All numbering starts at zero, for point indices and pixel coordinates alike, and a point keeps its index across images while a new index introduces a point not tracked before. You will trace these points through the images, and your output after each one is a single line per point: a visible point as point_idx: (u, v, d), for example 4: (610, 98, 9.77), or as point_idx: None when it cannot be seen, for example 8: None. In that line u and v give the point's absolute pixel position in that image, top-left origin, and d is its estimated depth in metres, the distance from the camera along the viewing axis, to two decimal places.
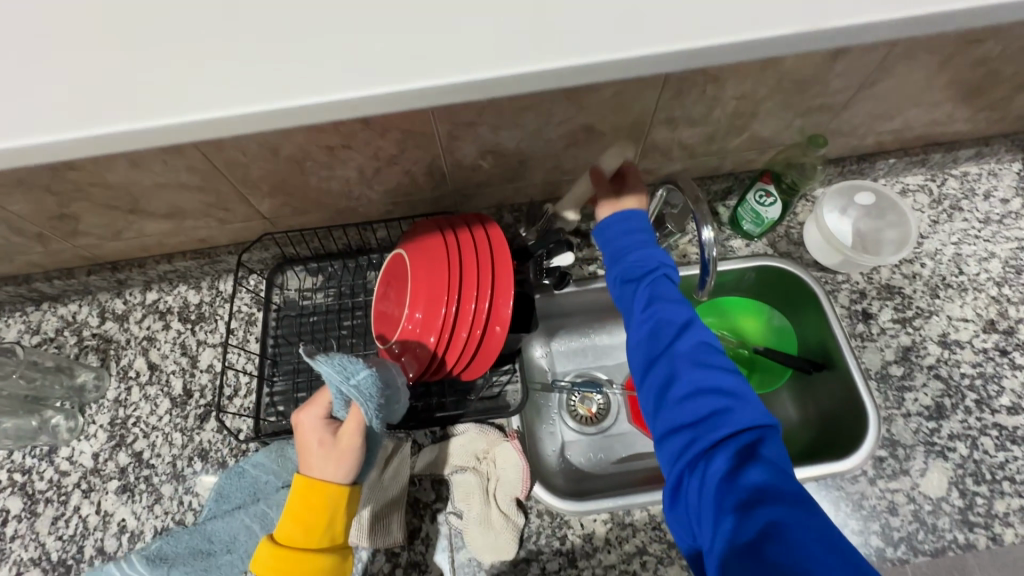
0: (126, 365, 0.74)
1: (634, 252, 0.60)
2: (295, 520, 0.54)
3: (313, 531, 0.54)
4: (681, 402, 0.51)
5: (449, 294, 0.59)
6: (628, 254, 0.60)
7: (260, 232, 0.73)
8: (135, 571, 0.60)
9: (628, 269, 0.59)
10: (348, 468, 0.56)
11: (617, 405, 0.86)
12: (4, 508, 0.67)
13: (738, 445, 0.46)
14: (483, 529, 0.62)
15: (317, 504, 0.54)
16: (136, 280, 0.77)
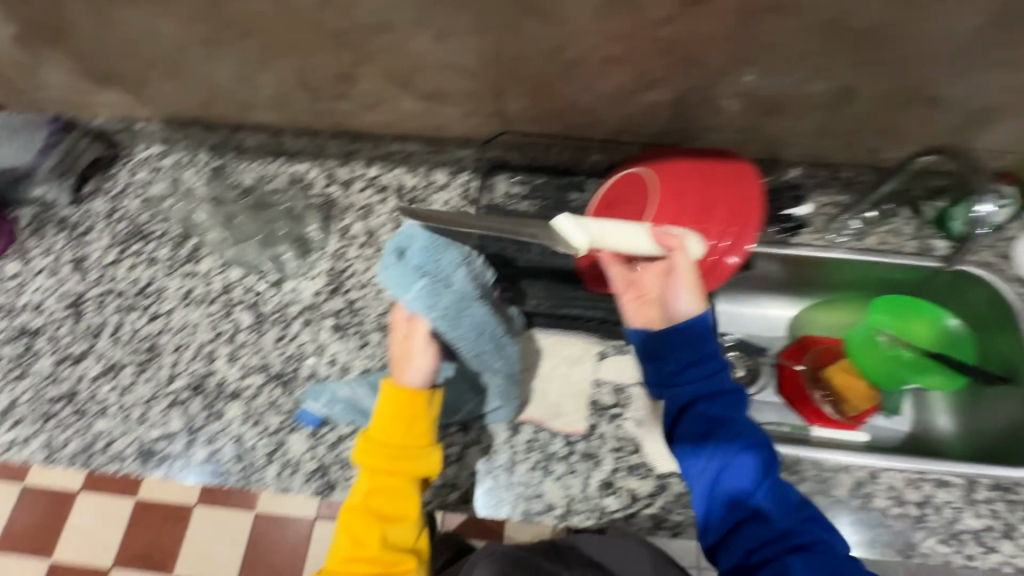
0: (345, 226, 0.82)
1: (700, 367, 0.55)
2: (380, 428, 0.59)
3: (398, 433, 0.59)
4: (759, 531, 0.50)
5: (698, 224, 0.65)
6: (687, 362, 0.56)
7: (492, 132, 0.79)
8: (361, 389, 0.69)
9: (717, 399, 0.55)
10: (421, 374, 0.60)
11: (767, 373, 0.88)
12: (236, 319, 0.76)
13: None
14: (662, 439, 0.67)
15: (402, 412, 0.59)
16: (364, 153, 0.85)
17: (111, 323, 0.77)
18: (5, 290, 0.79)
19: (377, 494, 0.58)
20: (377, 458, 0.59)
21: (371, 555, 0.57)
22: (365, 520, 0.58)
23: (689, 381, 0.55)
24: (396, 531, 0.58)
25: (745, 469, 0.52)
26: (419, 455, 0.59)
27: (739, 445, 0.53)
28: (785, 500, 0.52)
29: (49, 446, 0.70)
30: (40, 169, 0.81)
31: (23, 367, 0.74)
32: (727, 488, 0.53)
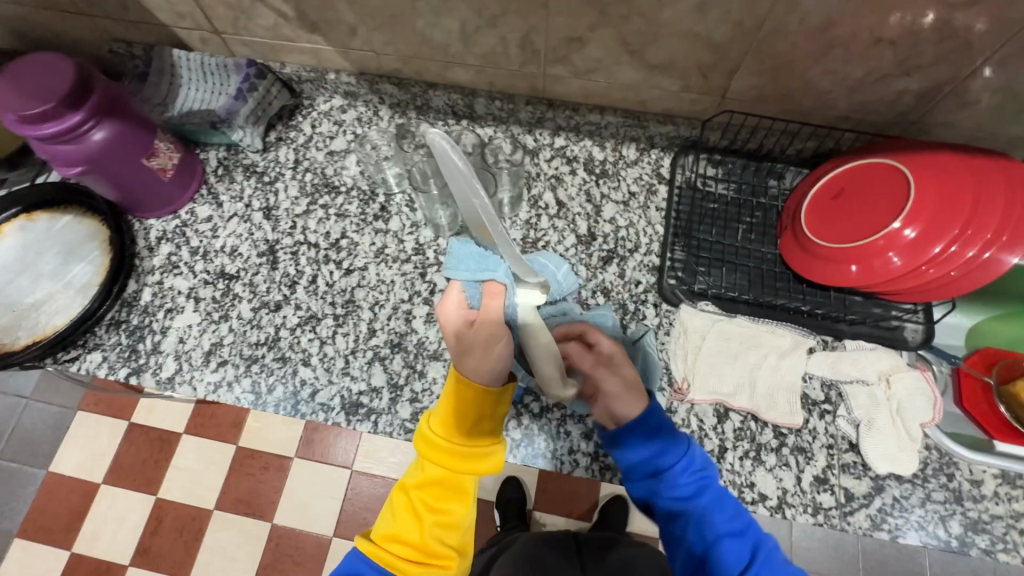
0: (535, 196, 0.81)
1: (665, 459, 0.56)
2: (441, 418, 0.54)
3: (462, 427, 0.53)
4: None
5: (958, 233, 0.59)
6: (657, 447, 0.56)
7: (702, 110, 0.75)
8: None
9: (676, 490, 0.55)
10: (495, 366, 0.52)
11: (944, 381, 0.81)
12: (431, 281, 0.76)
13: None
14: (880, 440, 0.65)
15: (464, 405, 0.52)
16: (555, 122, 0.83)
17: (307, 274, 0.77)
18: (199, 233, 0.80)
19: (427, 483, 0.55)
20: (434, 448, 0.54)
21: (416, 540, 0.53)
22: (414, 505, 0.55)
23: (667, 473, 0.56)
24: (441, 525, 0.53)
25: (737, 551, 0.52)
26: (477, 454, 0.53)
27: (715, 531, 0.53)
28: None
29: (255, 390, 0.71)
30: (236, 114, 0.80)
31: (225, 310, 0.75)
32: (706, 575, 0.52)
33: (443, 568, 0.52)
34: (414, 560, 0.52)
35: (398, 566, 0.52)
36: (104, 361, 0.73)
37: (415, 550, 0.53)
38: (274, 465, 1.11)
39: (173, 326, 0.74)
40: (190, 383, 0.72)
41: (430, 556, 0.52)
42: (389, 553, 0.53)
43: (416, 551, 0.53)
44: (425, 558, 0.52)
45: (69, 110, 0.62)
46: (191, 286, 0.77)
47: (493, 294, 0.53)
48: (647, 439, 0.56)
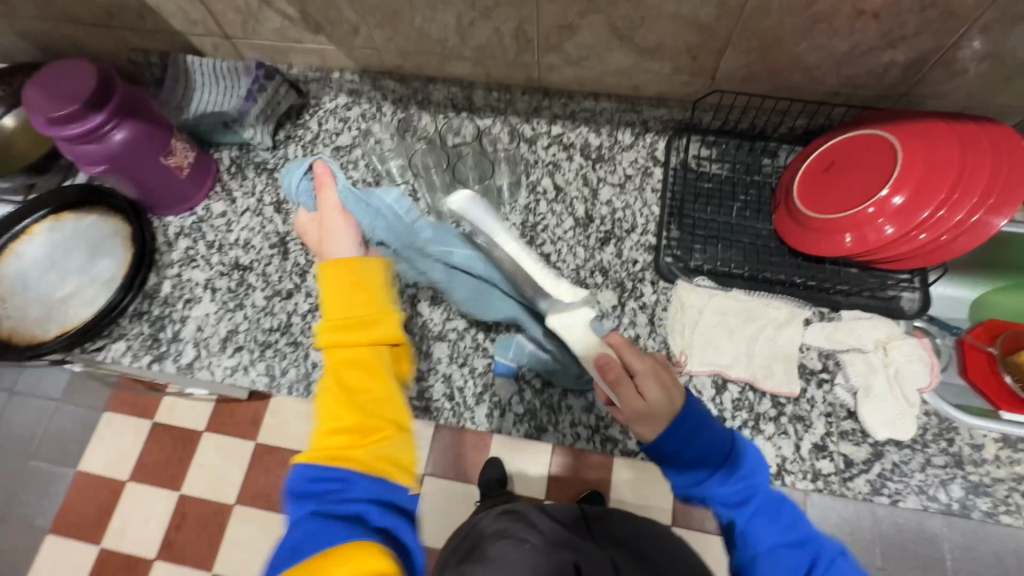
0: (534, 181, 0.84)
1: (708, 466, 0.52)
2: (333, 299, 0.48)
3: (359, 299, 0.48)
4: None
5: (946, 196, 0.61)
6: (696, 455, 0.52)
7: (693, 92, 0.77)
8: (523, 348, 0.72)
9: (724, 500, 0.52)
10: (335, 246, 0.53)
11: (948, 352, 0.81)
12: None
13: None
14: (879, 407, 0.66)
15: (349, 280, 0.48)
16: (552, 110, 0.85)
17: (316, 263, 0.80)
18: (215, 227, 0.84)
19: (348, 371, 0.47)
20: (337, 324, 0.47)
21: (352, 425, 0.46)
22: (337, 394, 0.47)
23: (711, 483, 0.52)
24: (373, 401, 0.47)
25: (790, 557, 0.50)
26: (386, 319, 0.48)
27: (767, 540, 0.51)
28: None
29: (270, 373, 0.74)
30: (247, 114, 0.84)
31: (240, 299, 0.79)
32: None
33: (388, 441, 0.47)
34: (357, 444, 0.46)
35: (344, 458, 0.45)
36: (128, 349, 0.77)
37: (355, 437, 0.46)
38: (292, 460, 1.13)
39: (192, 315, 0.78)
40: (208, 367, 0.75)
41: (376, 435, 0.46)
42: (331, 450, 0.46)
43: (358, 436, 0.46)
44: (367, 439, 0.46)
45: (93, 110, 0.66)
46: (208, 278, 0.81)
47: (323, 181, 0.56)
48: (683, 451, 0.52)
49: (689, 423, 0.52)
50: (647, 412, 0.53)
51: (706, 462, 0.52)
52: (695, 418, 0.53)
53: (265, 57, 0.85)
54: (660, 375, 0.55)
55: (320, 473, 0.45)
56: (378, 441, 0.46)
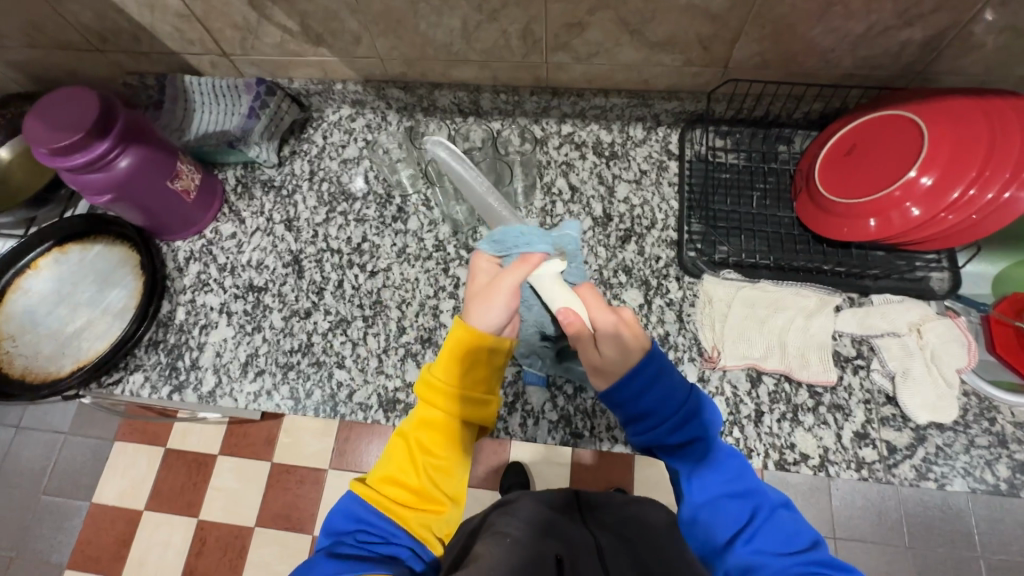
0: (548, 182, 0.83)
1: (656, 417, 0.50)
2: (444, 360, 0.52)
3: (469, 374, 0.52)
4: None
5: (976, 175, 0.60)
6: (646, 405, 0.50)
7: (705, 83, 0.76)
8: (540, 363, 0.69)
9: (667, 448, 0.51)
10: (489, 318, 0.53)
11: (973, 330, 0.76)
12: (455, 276, 0.78)
13: None
14: (920, 390, 0.65)
15: (474, 351, 0.52)
16: (561, 109, 0.84)
17: (333, 280, 0.79)
18: (225, 250, 0.82)
19: (427, 428, 0.51)
20: (435, 394, 0.52)
21: (414, 484, 0.50)
22: (411, 451, 0.51)
23: (657, 434, 0.50)
24: (439, 471, 0.50)
25: (733, 506, 0.48)
26: (477, 399, 0.52)
27: (710, 490, 0.49)
28: (788, 539, 0.46)
29: (294, 396, 0.73)
30: (251, 132, 0.82)
31: (257, 322, 0.77)
32: (701, 532, 0.48)
33: (437, 513, 0.49)
34: (410, 504, 0.49)
35: (394, 510, 0.48)
36: (146, 380, 0.76)
37: (413, 495, 0.49)
38: (312, 478, 0.99)
39: (209, 341, 0.77)
40: (231, 395, 0.74)
41: (426, 502, 0.49)
42: (385, 496, 0.49)
43: (415, 496, 0.49)
44: (422, 503, 0.49)
45: (97, 139, 0.64)
46: (222, 301, 0.79)
47: (528, 262, 0.55)
48: (632, 400, 0.50)
49: (637, 373, 0.50)
50: (601, 366, 0.52)
51: (651, 412, 0.50)
52: (651, 367, 0.50)
53: (264, 73, 0.83)
54: (623, 328, 0.53)
55: (371, 516, 0.48)
56: (427, 508, 0.49)
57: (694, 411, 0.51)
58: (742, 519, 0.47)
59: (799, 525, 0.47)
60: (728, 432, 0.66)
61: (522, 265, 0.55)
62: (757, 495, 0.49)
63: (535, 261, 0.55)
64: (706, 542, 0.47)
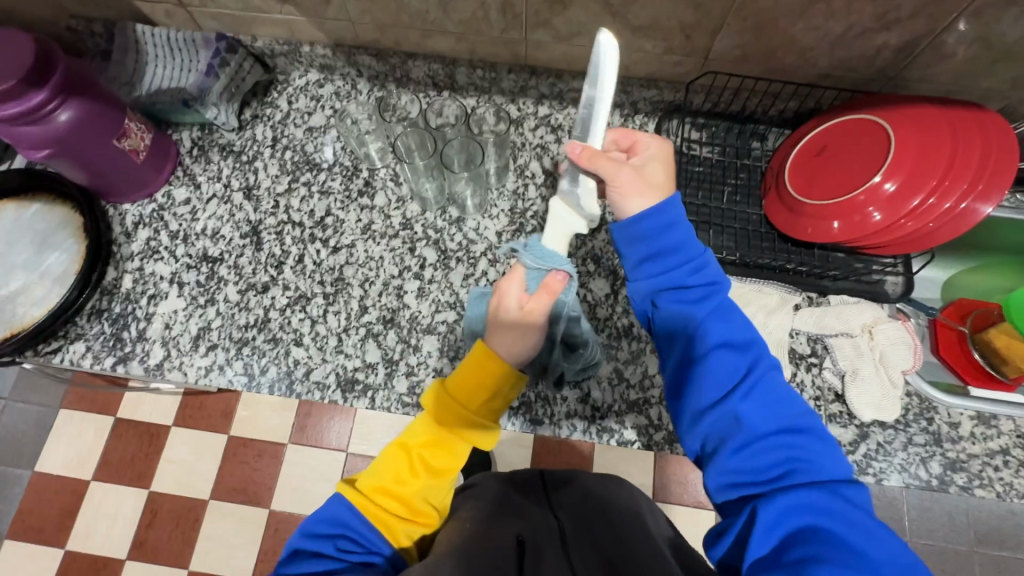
0: (522, 165, 0.81)
1: (674, 257, 0.51)
2: (461, 380, 0.50)
3: (476, 400, 0.49)
4: (746, 447, 0.44)
5: (936, 184, 0.61)
6: (666, 244, 0.51)
7: (685, 72, 0.75)
8: None
9: (685, 296, 0.50)
10: (516, 351, 0.50)
11: (920, 332, 0.79)
12: (420, 256, 0.75)
13: (828, 513, 0.40)
14: (867, 389, 0.68)
15: (485, 379, 0.49)
16: (538, 90, 0.81)
17: (293, 254, 0.76)
18: (178, 216, 0.78)
19: (431, 446, 0.50)
20: (448, 411, 0.50)
21: (406, 497, 0.49)
22: (411, 465, 0.50)
23: (676, 273, 0.50)
24: (434, 487, 0.50)
25: (730, 364, 0.47)
26: (484, 429, 0.50)
27: (715, 338, 0.48)
28: (781, 399, 0.45)
29: (248, 372, 0.70)
30: (208, 91, 0.77)
31: (210, 294, 0.74)
32: (697, 384, 0.47)
33: (424, 526, 0.49)
34: (400, 516, 0.48)
35: (384, 520, 0.48)
36: (89, 350, 0.71)
37: (404, 508, 0.49)
38: (268, 453, 0.96)
39: (158, 312, 0.73)
40: (180, 369, 0.71)
41: (419, 516, 0.49)
42: (377, 506, 0.48)
43: (406, 509, 0.49)
44: (412, 515, 0.49)
45: (33, 88, 0.58)
46: (173, 271, 0.75)
47: (551, 288, 0.52)
48: (652, 234, 0.51)
49: (664, 214, 0.50)
50: (645, 178, 0.52)
51: (674, 252, 0.51)
52: (674, 212, 0.51)
53: (226, 28, 0.77)
54: (662, 156, 0.55)
55: (356, 521, 0.48)
56: (417, 520, 0.49)
57: (713, 267, 0.51)
58: (736, 376, 0.46)
59: (792, 390, 0.47)
60: None
61: (545, 293, 0.52)
62: (758, 353, 0.48)
63: (557, 292, 0.52)
64: (702, 389, 0.46)
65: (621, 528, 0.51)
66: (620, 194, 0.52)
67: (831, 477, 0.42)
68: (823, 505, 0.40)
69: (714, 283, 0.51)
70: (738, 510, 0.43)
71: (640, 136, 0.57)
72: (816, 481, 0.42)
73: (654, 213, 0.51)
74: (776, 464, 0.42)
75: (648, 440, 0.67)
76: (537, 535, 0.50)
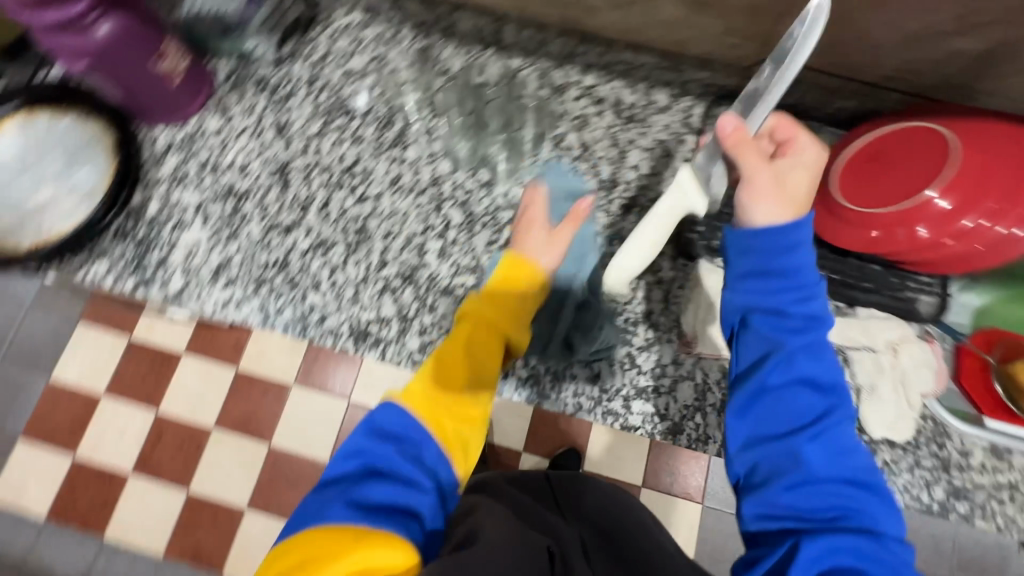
0: (559, 135, 0.78)
1: (780, 284, 0.42)
2: (492, 295, 0.59)
3: (509, 302, 0.59)
4: (801, 487, 0.41)
5: (992, 206, 0.59)
6: (779, 268, 0.42)
7: (740, 59, 0.69)
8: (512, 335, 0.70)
9: (779, 323, 0.42)
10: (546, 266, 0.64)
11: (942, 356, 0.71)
12: (446, 217, 0.74)
13: (874, 563, 0.38)
14: (882, 407, 0.67)
15: (509, 295, 0.59)
16: (586, 58, 0.77)
17: (319, 198, 0.75)
18: (209, 146, 0.77)
19: (470, 347, 0.55)
20: (483, 313, 0.58)
21: (455, 396, 0.50)
22: (456, 368, 0.52)
23: (779, 300, 0.42)
24: (477, 391, 0.52)
25: (804, 402, 0.42)
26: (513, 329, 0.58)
27: (796, 370, 0.42)
28: (848, 451, 0.42)
29: (263, 312, 0.73)
30: (250, 22, 0.76)
31: (234, 229, 0.74)
32: (759, 412, 0.43)
33: (473, 426, 0.49)
34: (450, 414, 0.49)
35: (437, 416, 0.48)
36: (111, 270, 0.73)
37: (453, 404, 0.50)
38: None
39: (182, 240, 0.74)
40: (198, 299, 0.73)
41: (463, 413, 0.50)
42: (431, 402, 0.49)
43: (457, 404, 0.50)
44: (461, 415, 0.49)
45: None
46: (200, 200, 0.75)
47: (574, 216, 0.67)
48: (763, 249, 0.43)
49: (790, 232, 0.42)
50: (783, 180, 0.47)
51: (785, 277, 0.42)
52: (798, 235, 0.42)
53: None
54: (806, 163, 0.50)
55: (412, 427, 0.47)
56: (466, 423, 0.49)
57: (822, 302, 0.43)
58: (808, 418, 0.42)
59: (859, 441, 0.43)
60: (690, 417, 0.68)
61: (571, 221, 0.66)
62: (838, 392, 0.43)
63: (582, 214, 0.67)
64: (764, 420, 0.43)
65: (641, 552, 0.49)
66: (751, 196, 0.45)
67: (882, 528, 0.40)
68: (865, 553, 0.38)
69: (814, 321, 0.43)
70: (774, 544, 0.40)
71: (798, 131, 0.51)
72: (869, 532, 0.39)
73: (775, 231, 0.42)
74: (829, 508, 0.40)
75: (652, 429, 0.68)
76: (564, 547, 0.47)
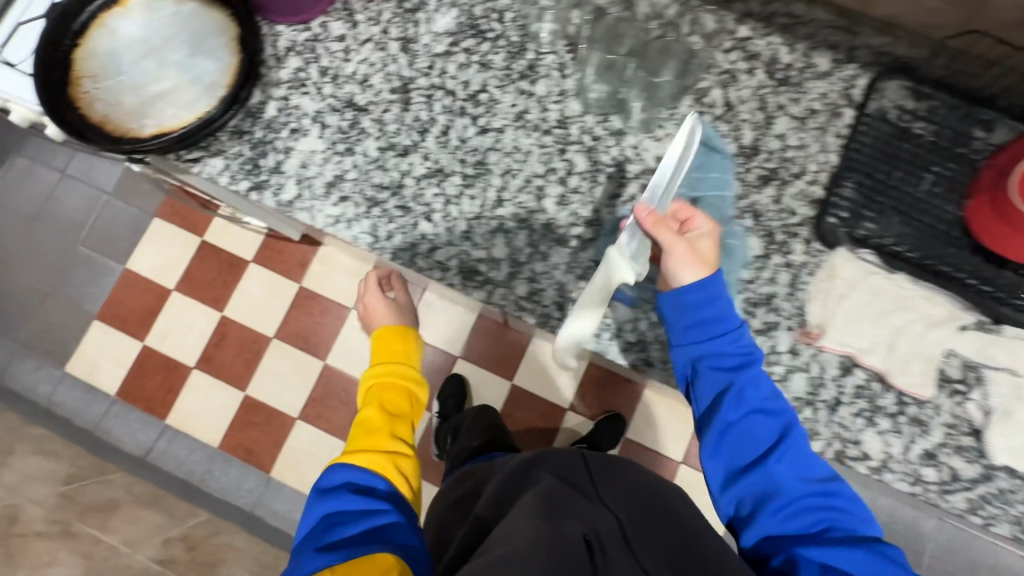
0: (702, 89, 0.70)
1: (724, 339, 0.57)
2: (378, 372, 0.73)
3: (396, 379, 0.72)
4: (785, 513, 0.53)
5: None
6: (709, 317, 0.58)
7: (938, 25, 0.65)
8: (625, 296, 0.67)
9: (723, 366, 0.57)
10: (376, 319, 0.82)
11: None
12: (569, 161, 0.70)
13: (851, 551, 0.50)
14: (1015, 432, 0.62)
15: (389, 369, 0.73)
16: (748, 6, 0.69)
17: (439, 123, 0.71)
18: (331, 52, 0.73)
19: (379, 408, 0.70)
20: (382, 380, 0.72)
21: (380, 441, 0.66)
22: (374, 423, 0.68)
23: (717, 346, 0.57)
24: (398, 427, 0.69)
25: (762, 430, 0.56)
26: (411, 376, 0.74)
27: (747, 406, 0.56)
28: (809, 466, 0.55)
29: (373, 234, 0.69)
30: None
31: (351, 144, 0.71)
32: (729, 450, 0.57)
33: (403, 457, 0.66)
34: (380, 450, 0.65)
35: (372, 465, 0.63)
36: (226, 168, 0.71)
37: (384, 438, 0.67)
38: None
39: (297, 148, 0.71)
40: (310, 211, 0.70)
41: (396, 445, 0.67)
42: (362, 459, 0.64)
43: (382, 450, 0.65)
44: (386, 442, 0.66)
45: None
46: (318, 109, 0.72)
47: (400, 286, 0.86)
48: (699, 305, 0.58)
49: (712, 286, 0.57)
50: (699, 253, 0.60)
51: (717, 323, 0.57)
52: (716, 288, 0.58)
53: None
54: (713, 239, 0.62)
55: (348, 508, 0.58)
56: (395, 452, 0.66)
57: (750, 340, 0.58)
58: (770, 443, 0.56)
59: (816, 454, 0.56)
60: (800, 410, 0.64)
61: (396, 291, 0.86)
62: (786, 415, 0.57)
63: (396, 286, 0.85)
64: (735, 454, 0.56)
65: (682, 548, 0.51)
66: (673, 261, 0.59)
67: (856, 525, 0.53)
68: (852, 554, 0.50)
69: (752, 365, 0.58)
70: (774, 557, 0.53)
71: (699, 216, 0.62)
72: (859, 542, 0.51)
73: (696, 288, 0.58)
74: (810, 520, 0.52)
75: None
76: (602, 535, 0.48)
